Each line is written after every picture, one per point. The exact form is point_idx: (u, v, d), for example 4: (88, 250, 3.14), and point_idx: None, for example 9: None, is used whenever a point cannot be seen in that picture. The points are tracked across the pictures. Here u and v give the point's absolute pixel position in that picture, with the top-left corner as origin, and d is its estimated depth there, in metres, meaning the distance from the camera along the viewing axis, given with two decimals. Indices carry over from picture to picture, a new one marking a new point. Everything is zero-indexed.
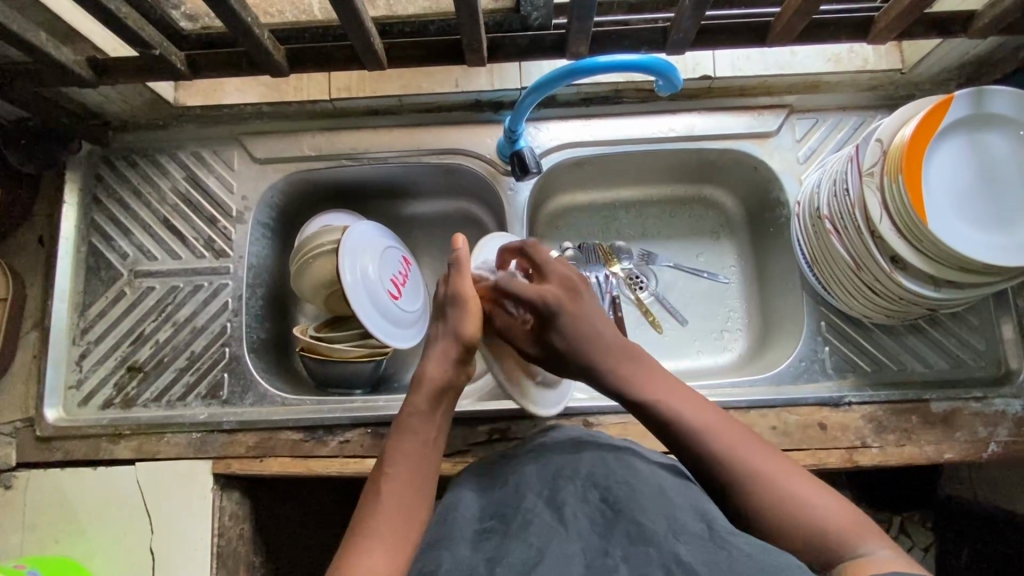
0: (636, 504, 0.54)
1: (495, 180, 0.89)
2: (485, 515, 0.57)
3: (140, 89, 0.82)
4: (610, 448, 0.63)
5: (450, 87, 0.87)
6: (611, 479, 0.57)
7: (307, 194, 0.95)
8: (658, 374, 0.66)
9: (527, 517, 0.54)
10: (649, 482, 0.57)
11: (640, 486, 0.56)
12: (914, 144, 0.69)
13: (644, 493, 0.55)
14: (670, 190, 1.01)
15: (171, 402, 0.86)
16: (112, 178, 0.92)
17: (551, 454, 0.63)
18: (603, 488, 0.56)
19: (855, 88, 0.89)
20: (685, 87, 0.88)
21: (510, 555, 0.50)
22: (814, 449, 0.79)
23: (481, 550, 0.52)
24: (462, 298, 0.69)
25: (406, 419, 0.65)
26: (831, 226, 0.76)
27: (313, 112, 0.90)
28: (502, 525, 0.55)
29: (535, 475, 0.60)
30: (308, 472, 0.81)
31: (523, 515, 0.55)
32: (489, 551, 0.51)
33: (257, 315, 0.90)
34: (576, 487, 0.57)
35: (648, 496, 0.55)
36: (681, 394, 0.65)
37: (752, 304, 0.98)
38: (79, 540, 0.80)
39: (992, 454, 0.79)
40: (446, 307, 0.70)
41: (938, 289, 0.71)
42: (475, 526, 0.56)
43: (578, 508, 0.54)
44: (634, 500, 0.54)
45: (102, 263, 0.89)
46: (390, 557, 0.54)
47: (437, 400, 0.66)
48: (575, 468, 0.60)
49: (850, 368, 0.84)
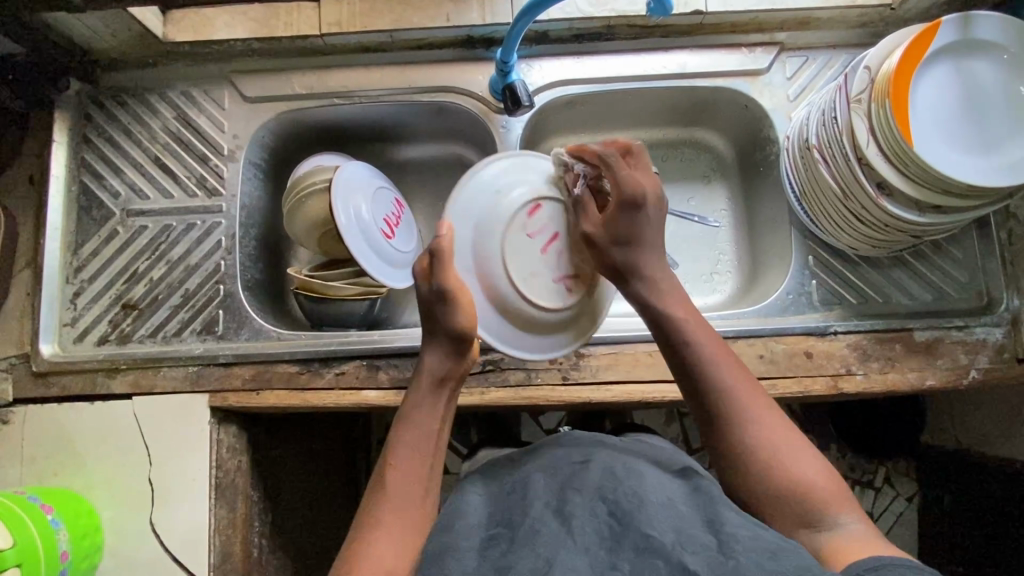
0: (644, 517, 0.57)
1: (488, 118, 0.90)
2: (493, 523, 0.63)
3: (128, 20, 0.81)
4: (616, 462, 0.66)
5: (441, 22, 0.86)
6: (618, 492, 0.60)
7: (299, 136, 0.95)
8: (682, 303, 0.68)
9: (535, 524, 0.58)
10: (657, 494, 0.61)
11: (647, 499, 0.59)
12: (903, 68, 0.70)
13: (651, 506, 0.58)
14: (661, 134, 1.01)
15: (166, 338, 0.86)
16: (102, 117, 0.91)
17: (559, 467, 0.68)
18: (611, 501, 0.60)
19: (845, 25, 0.89)
20: (677, 24, 0.88)
21: (520, 564, 0.54)
22: (799, 376, 0.81)
23: (488, 559, 0.57)
24: (448, 292, 0.67)
25: (411, 411, 0.67)
26: (819, 155, 0.77)
27: (303, 49, 0.90)
28: (508, 530, 0.60)
29: (544, 487, 0.64)
30: (304, 403, 0.82)
31: (531, 521, 0.59)
32: (498, 559, 0.56)
33: (250, 254, 0.91)
34: (585, 497, 0.61)
35: (655, 509, 0.58)
36: (700, 324, 0.67)
37: (741, 245, 0.99)
38: (79, 472, 0.81)
39: (972, 380, 0.81)
40: (434, 304, 0.68)
41: (923, 214, 0.72)
42: (482, 533, 0.61)
43: (586, 520, 0.58)
44: (642, 513, 0.57)
45: (93, 203, 0.89)
46: (399, 544, 0.59)
47: (437, 390, 0.68)
48: (582, 479, 0.64)
49: (836, 300, 0.85)
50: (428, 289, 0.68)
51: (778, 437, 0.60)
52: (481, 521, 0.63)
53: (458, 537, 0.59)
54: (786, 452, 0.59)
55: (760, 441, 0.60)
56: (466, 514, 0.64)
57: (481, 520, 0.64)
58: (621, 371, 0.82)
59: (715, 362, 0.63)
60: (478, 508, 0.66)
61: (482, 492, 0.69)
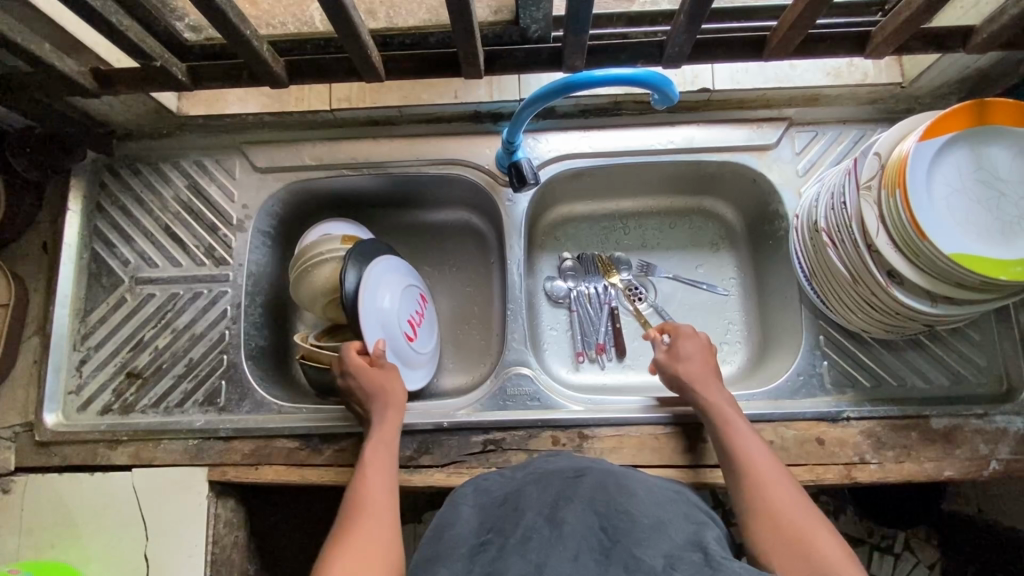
0: (634, 534, 0.53)
1: (494, 191, 0.90)
2: (484, 528, 0.58)
3: (144, 98, 0.83)
4: (611, 472, 0.63)
5: (450, 98, 0.88)
6: (611, 506, 0.57)
7: (309, 203, 0.96)
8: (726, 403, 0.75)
9: (526, 532, 0.54)
10: (648, 511, 0.57)
11: (640, 517, 0.56)
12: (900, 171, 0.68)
13: (643, 523, 0.55)
14: (669, 202, 1.01)
15: (168, 409, 0.86)
16: (116, 186, 0.93)
17: (551, 478, 0.62)
18: (603, 515, 0.56)
19: (855, 102, 0.88)
20: (684, 100, 0.88)
21: (509, 571, 0.50)
22: (811, 465, 0.78)
23: (478, 564, 0.53)
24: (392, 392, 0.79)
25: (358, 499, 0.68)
26: (828, 239, 0.76)
27: (315, 122, 0.91)
28: (500, 537, 0.55)
29: (537, 496, 0.60)
30: (302, 480, 0.81)
31: (522, 530, 0.55)
32: (486, 564, 0.52)
33: (256, 323, 0.91)
34: (579, 507, 0.57)
35: (646, 527, 0.54)
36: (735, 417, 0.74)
37: (751, 317, 0.97)
38: (74, 545, 0.80)
39: (993, 472, 0.78)
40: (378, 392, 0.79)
41: (934, 304, 0.70)
42: (472, 539, 0.56)
43: (578, 528, 0.54)
44: (635, 531, 0.54)
45: (103, 270, 0.90)
46: None
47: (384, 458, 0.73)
48: (575, 488, 0.60)
49: (849, 383, 0.83)
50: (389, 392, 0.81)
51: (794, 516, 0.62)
52: (471, 529, 0.58)
53: (449, 546, 0.56)
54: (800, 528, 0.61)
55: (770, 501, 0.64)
56: (456, 522, 0.59)
57: (470, 526, 0.59)
58: (624, 455, 0.80)
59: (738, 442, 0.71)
60: (468, 519, 0.60)
61: (472, 504, 0.62)
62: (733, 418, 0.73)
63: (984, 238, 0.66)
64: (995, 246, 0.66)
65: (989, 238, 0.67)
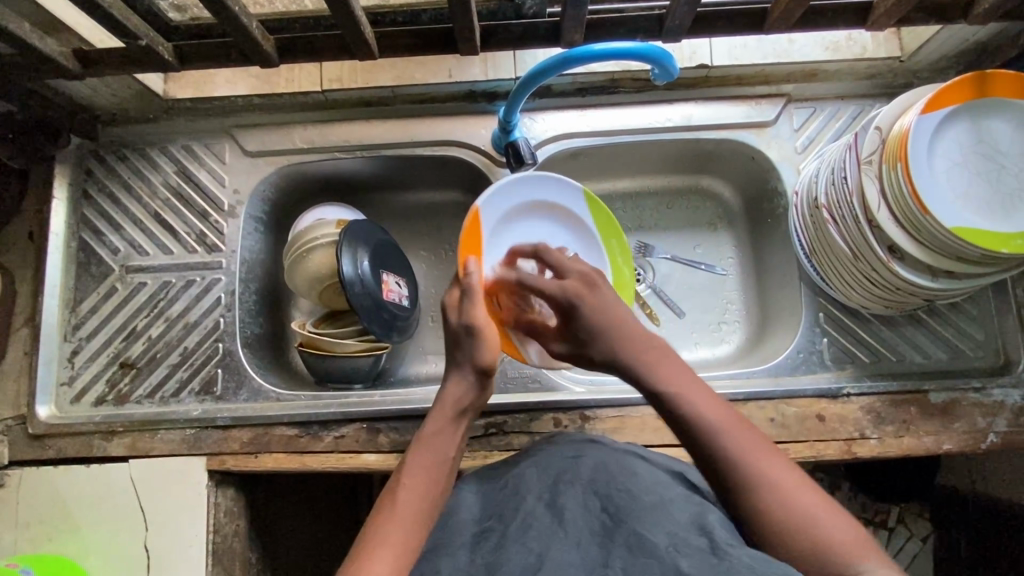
0: (635, 514, 0.53)
1: (490, 171, 0.89)
2: (486, 517, 0.58)
3: (128, 80, 0.80)
4: (611, 451, 0.62)
5: (444, 77, 0.86)
6: (612, 487, 0.56)
7: (301, 187, 0.94)
8: (679, 371, 0.64)
9: (526, 521, 0.54)
10: (650, 489, 0.56)
11: (641, 496, 0.55)
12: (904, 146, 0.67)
13: (644, 504, 0.54)
14: (666, 181, 1.00)
15: (164, 398, 0.85)
16: (102, 173, 0.90)
17: (550, 458, 0.62)
18: (604, 495, 0.56)
19: (853, 77, 0.87)
20: (682, 77, 0.86)
21: (509, 563, 0.50)
22: (812, 441, 0.78)
23: (479, 555, 0.53)
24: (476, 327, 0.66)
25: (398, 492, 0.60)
26: (828, 215, 0.76)
27: (305, 103, 0.89)
28: (500, 524, 0.55)
29: (536, 477, 0.59)
30: (303, 467, 0.81)
31: (522, 518, 0.55)
32: (488, 556, 0.52)
33: (251, 310, 0.89)
34: (579, 492, 0.56)
35: (647, 506, 0.54)
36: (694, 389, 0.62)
37: (749, 296, 0.96)
38: (72, 539, 0.79)
39: (991, 444, 0.78)
40: (461, 337, 0.67)
41: (935, 279, 0.70)
42: (473, 528, 0.57)
43: (579, 513, 0.54)
44: (636, 511, 0.53)
45: (92, 259, 0.88)
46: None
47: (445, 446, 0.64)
48: (575, 470, 0.59)
49: (848, 359, 0.83)
50: (458, 321, 0.67)
51: (782, 486, 0.55)
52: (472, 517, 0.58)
53: (450, 535, 0.57)
54: (793, 497, 0.54)
55: (760, 480, 0.55)
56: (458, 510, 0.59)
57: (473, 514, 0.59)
58: (626, 435, 0.80)
59: (708, 423, 0.59)
60: (470, 507, 0.60)
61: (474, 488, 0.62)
62: (686, 385, 0.62)
63: (983, 209, 0.67)
64: (995, 216, 0.66)
65: (988, 209, 0.67)
